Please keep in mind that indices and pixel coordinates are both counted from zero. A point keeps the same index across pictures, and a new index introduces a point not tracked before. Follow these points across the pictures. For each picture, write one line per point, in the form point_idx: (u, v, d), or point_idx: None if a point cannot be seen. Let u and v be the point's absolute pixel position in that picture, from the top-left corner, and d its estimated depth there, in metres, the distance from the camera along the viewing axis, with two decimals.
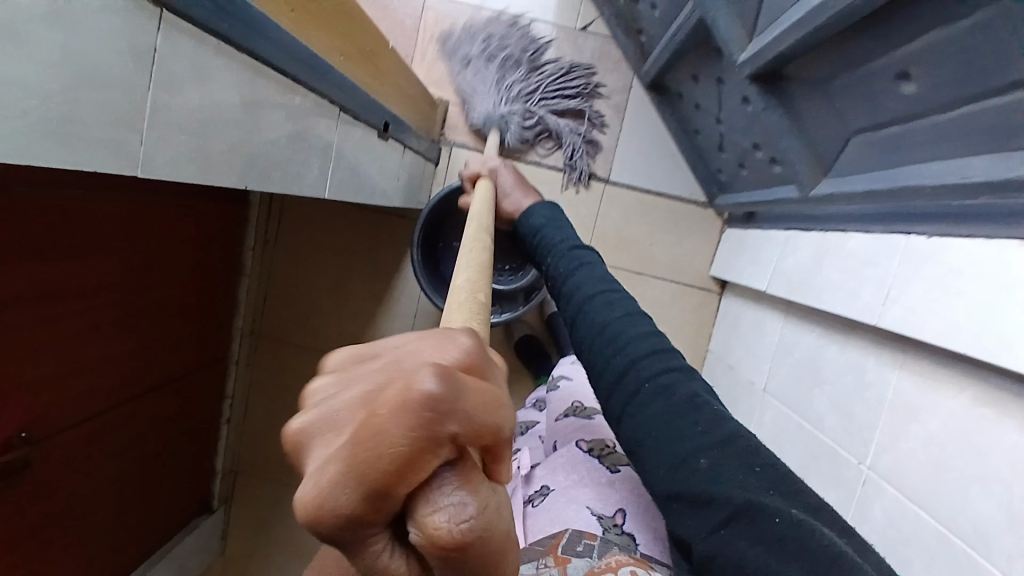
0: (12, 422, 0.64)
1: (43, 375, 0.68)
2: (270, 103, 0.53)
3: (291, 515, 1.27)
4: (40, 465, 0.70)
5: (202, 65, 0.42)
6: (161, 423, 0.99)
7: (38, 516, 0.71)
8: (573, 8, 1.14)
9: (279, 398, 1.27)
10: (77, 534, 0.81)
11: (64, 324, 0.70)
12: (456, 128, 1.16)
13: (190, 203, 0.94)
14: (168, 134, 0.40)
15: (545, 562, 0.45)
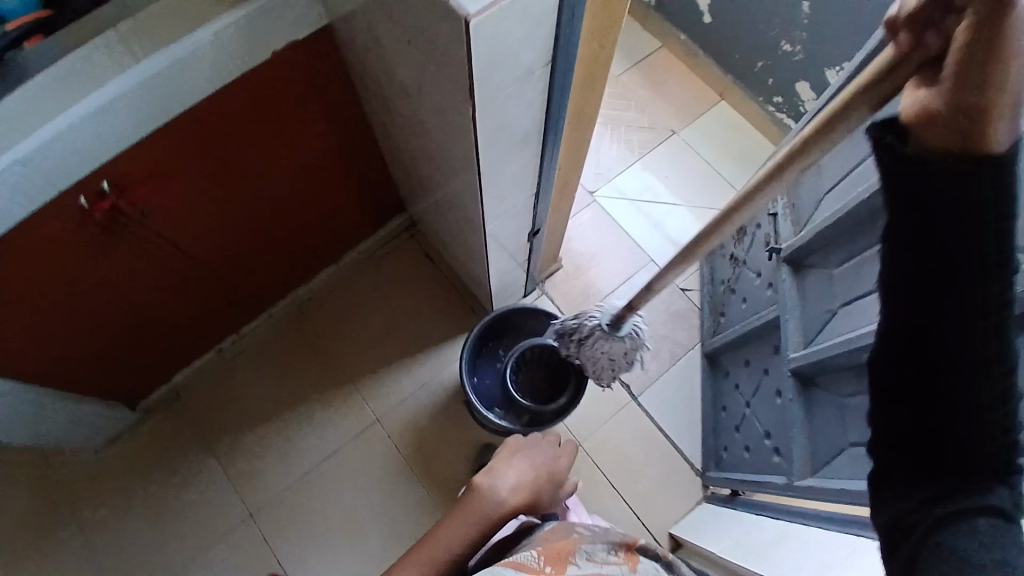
0: (144, 195, 0.82)
1: (186, 187, 0.87)
2: (528, 155, 0.75)
3: (180, 468, 1.26)
4: (117, 233, 0.85)
5: (534, 101, 0.64)
6: (180, 300, 1.09)
7: (71, 262, 0.83)
8: (684, 272, 1.43)
9: (267, 369, 1.33)
10: (63, 308, 0.91)
11: (231, 173, 0.91)
12: (554, 286, 1.40)
13: (350, 182, 1.16)
14: (495, 110, 0.61)
15: (617, 554, 0.62)
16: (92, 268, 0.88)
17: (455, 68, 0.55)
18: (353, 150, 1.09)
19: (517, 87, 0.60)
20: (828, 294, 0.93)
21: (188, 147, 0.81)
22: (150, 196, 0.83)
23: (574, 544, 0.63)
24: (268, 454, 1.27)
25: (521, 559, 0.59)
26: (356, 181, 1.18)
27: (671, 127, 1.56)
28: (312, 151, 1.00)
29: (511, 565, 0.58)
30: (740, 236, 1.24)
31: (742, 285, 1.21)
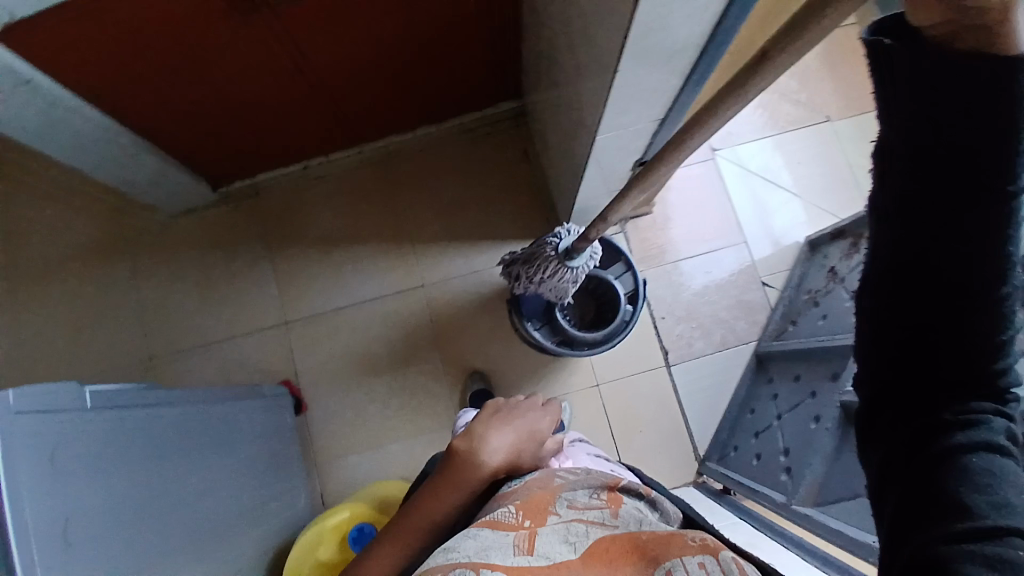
0: None
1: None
2: (670, 74, 0.68)
3: (238, 258, 1.35)
4: (246, 16, 0.84)
5: (705, 14, 0.57)
6: (284, 106, 1.10)
7: (197, 29, 0.84)
8: (773, 265, 1.33)
9: (342, 201, 1.37)
10: (180, 72, 0.93)
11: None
12: (635, 229, 1.35)
13: (479, 47, 1.11)
14: (661, 9, 0.54)
15: (600, 497, 0.65)
16: (215, 43, 0.88)
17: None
18: (494, 13, 1.03)
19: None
20: None
21: None
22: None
23: (554, 491, 0.65)
24: (318, 278, 1.33)
25: (498, 518, 0.61)
26: (485, 48, 1.12)
27: (827, 113, 1.40)
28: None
29: (489, 523, 0.60)
30: (851, 252, 1.13)
31: (828, 302, 1.13)
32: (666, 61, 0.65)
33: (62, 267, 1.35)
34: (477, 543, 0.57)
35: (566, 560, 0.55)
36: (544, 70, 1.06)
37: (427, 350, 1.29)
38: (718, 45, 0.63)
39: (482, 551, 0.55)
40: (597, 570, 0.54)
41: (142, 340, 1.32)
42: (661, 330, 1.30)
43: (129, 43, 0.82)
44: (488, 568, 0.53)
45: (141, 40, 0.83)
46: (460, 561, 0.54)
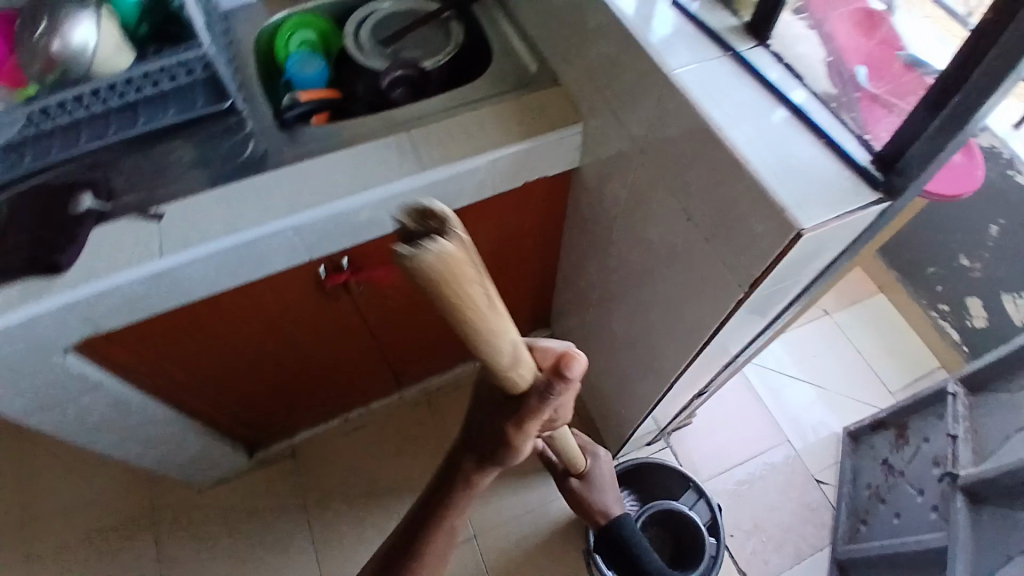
0: (367, 279, 0.88)
1: (396, 282, 0.93)
2: (745, 332, 0.75)
3: (275, 528, 1.26)
4: (322, 306, 0.90)
5: (786, 294, 0.65)
6: (336, 370, 1.12)
7: (277, 321, 0.88)
8: (821, 461, 1.34)
9: (383, 450, 1.34)
10: (245, 359, 0.95)
11: None
12: (680, 441, 1.36)
13: (521, 297, 1.20)
14: (760, 298, 0.61)
15: None
16: (288, 330, 0.92)
17: (735, 256, 0.56)
18: (538, 272, 1.13)
19: (786, 282, 0.59)
20: (1001, 544, 0.85)
21: None
22: (374, 280, 0.89)
23: None
24: (361, 540, 1.25)
25: None
26: (526, 298, 1.22)
27: (824, 309, 1.53)
28: (511, 267, 1.05)
29: None
30: (900, 443, 1.17)
31: (895, 499, 1.13)
32: (750, 322, 0.71)
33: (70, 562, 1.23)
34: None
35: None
36: (577, 309, 1.15)
37: None
38: (791, 306, 0.71)
39: None
40: None
41: None
42: (732, 549, 1.25)
43: (212, 343, 0.86)
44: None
45: (222, 338, 0.86)
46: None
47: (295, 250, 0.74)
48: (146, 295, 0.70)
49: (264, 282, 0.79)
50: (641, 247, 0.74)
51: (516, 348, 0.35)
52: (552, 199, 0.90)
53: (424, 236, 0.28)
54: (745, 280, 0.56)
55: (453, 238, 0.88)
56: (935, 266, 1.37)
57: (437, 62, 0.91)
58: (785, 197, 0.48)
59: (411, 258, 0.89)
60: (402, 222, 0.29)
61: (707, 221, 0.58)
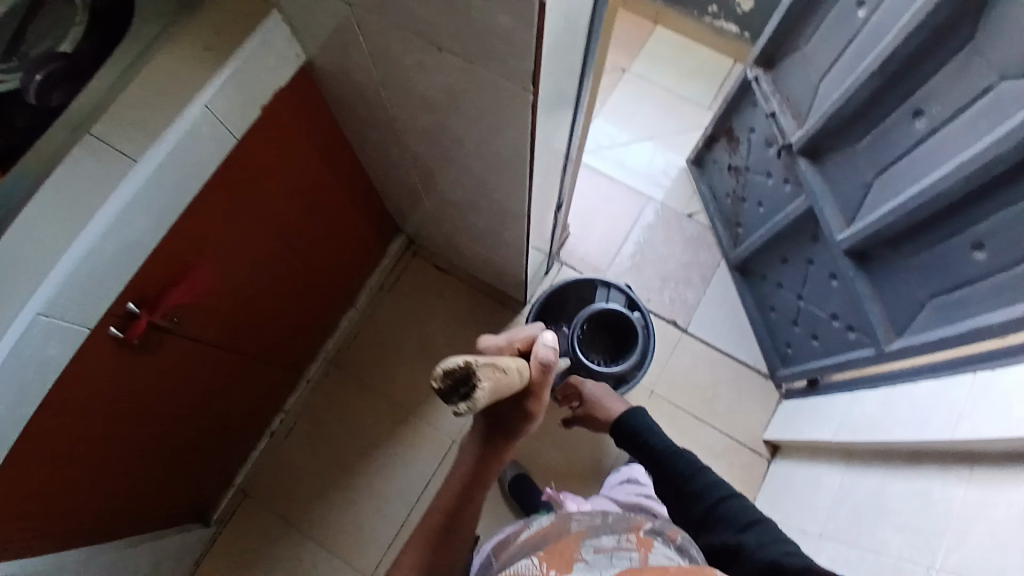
0: (179, 301, 0.75)
1: (213, 285, 0.81)
2: (559, 130, 0.73)
3: (279, 561, 1.21)
4: (155, 355, 0.77)
5: (571, 72, 0.61)
6: (225, 399, 1.02)
7: (118, 401, 0.75)
8: (683, 197, 1.44)
9: (326, 433, 1.29)
10: (122, 455, 0.82)
11: (250, 252, 0.85)
12: (570, 253, 1.40)
13: (353, 221, 1.11)
14: (552, 89, 0.57)
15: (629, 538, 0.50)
16: (140, 401, 0.80)
17: (504, 64, 0.50)
18: (350, 188, 1.03)
19: (566, 58, 0.55)
20: (853, 171, 0.96)
21: (208, 242, 0.75)
22: (184, 300, 0.76)
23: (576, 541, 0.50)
24: (361, 515, 1.24)
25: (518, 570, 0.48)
26: (359, 219, 1.13)
27: (620, 68, 1.55)
28: (317, 199, 0.94)
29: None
30: (734, 145, 1.27)
31: (752, 191, 1.24)
32: (557, 118, 0.68)
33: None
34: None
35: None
36: (411, 198, 1.08)
37: (504, 488, 1.23)
38: (585, 80, 0.68)
39: None
40: None
41: None
42: (657, 310, 1.35)
43: (68, 468, 0.73)
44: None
45: (75, 455, 0.73)
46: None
47: (64, 331, 0.60)
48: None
49: (61, 382, 0.65)
50: (422, 106, 0.67)
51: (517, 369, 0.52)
52: (308, 106, 0.78)
53: (458, 383, 0.43)
54: (527, 82, 0.51)
55: (236, 206, 0.76)
56: None
57: (74, 36, 0.69)
58: None
59: (209, 253, 0.76)
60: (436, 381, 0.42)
61: (458, 44, 0.51)
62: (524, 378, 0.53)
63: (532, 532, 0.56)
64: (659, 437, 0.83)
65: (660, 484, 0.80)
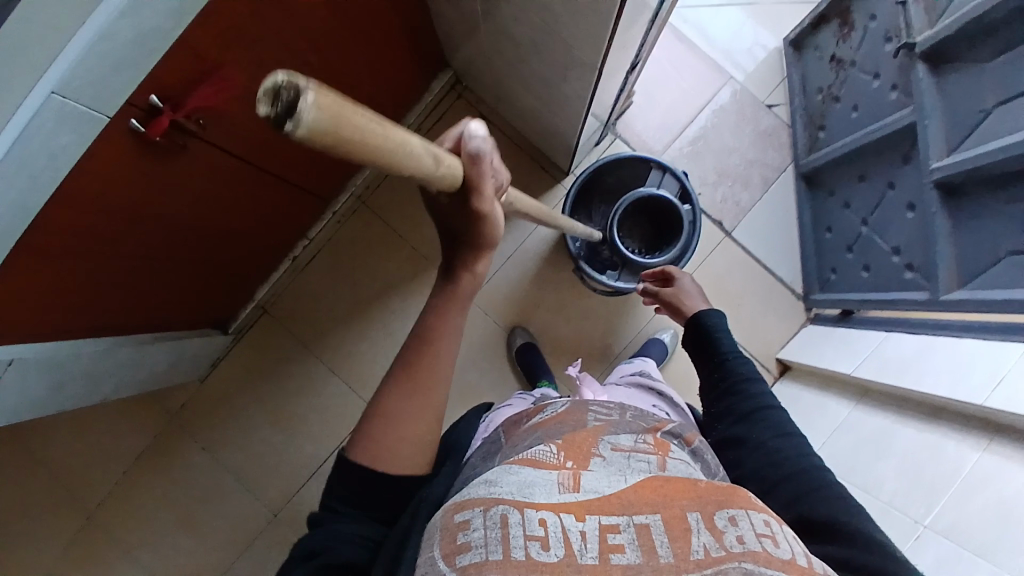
0: (200, 104, 0.69)
1: (239, 91, 0.74)
2: None
3: (290, 377, 1.28)
4: (175, 161, 0.73)
5: None
6: (246, 218, 0.99)
7: (134, 204, 0.73)
8: (766, 83, 1.28)
9: (346, 267, 1.29)
10: (141, 257, 0.82)
11: (281, 59, 0.76)
12: (627, 127, 1.27)
13: (395, 44, 0.99)
14: None
15: (648, 441, 0.49)
16: (157, 206, 0.77)
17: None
18: (397, 2, 0.90)
19: None
20: (980, 89, 0.82)
21: (234, 38, 0.66)
22: (207, 103, 0.69)
23: (595, 435, 0.49)
24: (373, 351, 1.28)
25: (533, 455, 0.45)
26: (403, 42, 1.01)
27: None
28: (356, 7, 0.82)
29: (527, 461, 0.45)
30: (845, 30, 1.08)
31: (849, 90, 1.09)
32: None
33: (130, 495, 1.24)
34: (520, 474, 0.43)
35: (618, 493, 0.42)
36: (467, 33, 0.95)
37: (511, 352, 1.26)
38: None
39: (525, 488, 0.41)
40: (651, 501, 0.41)
41: (249, 501, 1.24)
42: (705, 205, 1.27)
43: (84, 261, 0.73)
44: (533, 508, 0.40)
45: (90, 250, 0.72)
46: (501, 496, 0.40)
47: (71, 124, 0.55)
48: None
49: (74, 175, 0.61)
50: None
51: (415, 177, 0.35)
52: None
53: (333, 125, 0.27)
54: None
55: (267, 1, 0.66)
56: None
57: None
58: None
59: (235, 53, 0.68)
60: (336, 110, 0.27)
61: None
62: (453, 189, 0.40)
63: (548, 416, 0.54)
64: (731, 341, 0.76)
65: (703, 377, 0.75)
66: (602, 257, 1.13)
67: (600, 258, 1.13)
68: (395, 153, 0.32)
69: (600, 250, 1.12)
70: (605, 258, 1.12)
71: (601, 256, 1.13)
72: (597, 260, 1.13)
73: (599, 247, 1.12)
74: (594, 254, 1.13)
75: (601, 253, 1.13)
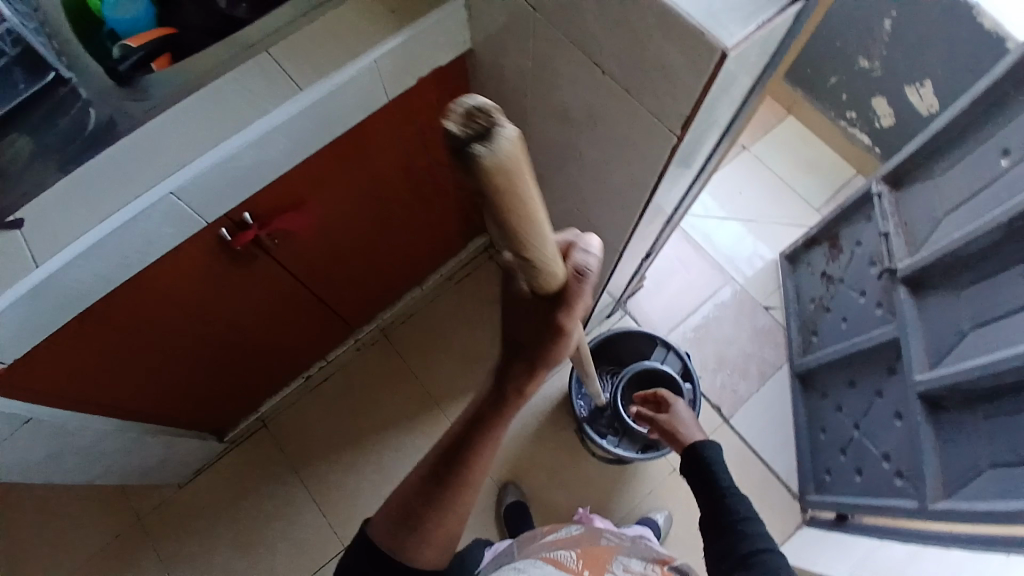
0: (279, 228, 0.81)
1: (314, 224, 0.86)
2: (677, 183, 0.74)
3: (270, 498, 1.25)
4: (243, 272, 0.83)
5: (711, 129, 0.62)
6: (281, 331, 1.07)
7: (195, 300, 0.81)
8: (765, 288, 1.42)
9: (354, 395, 1.33)
10: (180, 348, 0.89)
11: (354, 205, 0.90)
12: (637, 307, 1.40)
13: (448, 209, 1.15)
14: (690, 139, 0.58)
15: (650, 568, 0.57)
16: (213, 306, 0.86)
17: (659, 99, 0.52)
18: None
19: (710, 118, 0.57)
20: (953, 316, 0.92)
21: (324, 182, 0.80)
22: (285, 228, 0.82)
23: (609, 554, 0.59)
24: (361, 486, 1.26)
25: (557, 557, 0.57)
26: (454, 209, 1.17)
27: (740, 144, 1.55)
28: (426, 177, 0.98)
29: (552, 562, 0.57)
30: (834, 253, 1.24)
31: (839, 304, 1.21)
32: (680, 172, 0.69)
33: None
34: (544, 568, 0.55)
35: None
36: (509, 207, 1.12)
37: (499, 509, 1.22)
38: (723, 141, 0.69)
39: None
40: None
41: None
42: (705, 390, 1.33)
43: (133, 342, 0.80)
44: None
45: (142, 333, 0.79)
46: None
47: (179, 221, 0.66)
48: (34, 314, 0.62)
49: (160, 264, 0.71)
50: (558, 118, 0.70)
51: (553, 245, 0.37)
52: (448, 91, 0.83)
53: (477, 138, 0.29)
54: (676, 120, 0.52)
55: (359, 160, 0.81)
56: (836, 74, 1.36)
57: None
58: (698, 22, 0.45)
59: (321, 194, 0.82)
60: (450, 129, 0.30)
61: (621, 66, 0.53)
62: (555, 277, 0.39)
63: (563, 537, 0.64)
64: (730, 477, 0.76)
65: (701, 513, 0.75)
66: (604, 424, 1.16)
67: (602, 424, 1.16)
68: (534, 223, 0.34)
69: (602, 415, 1.15)
70: (607, 425, 1.16)
71: (604, 422, 1.16)
72: (599, 426, 1.16)
73: (603, 413, 1.15)
74: (597, 419, 1.16)
75: (604, 420, 1.16)
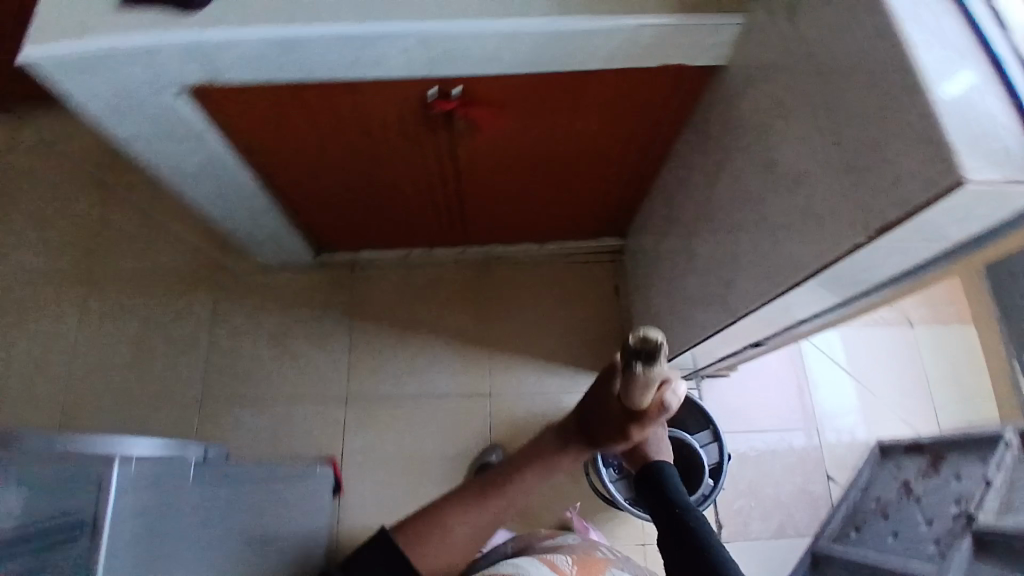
0: (471, 115, 0.88)
1: (497, 131, 0.93)
2: (831, 293, 0.71)
3: (321, 324, 1.38)
4: (423, 133, 0.92)
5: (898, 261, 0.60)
6: (415, 201, 1.17)
7: (377, 130, 0.91)
8: (839, 458, 1.33)
9: (432, 293, 1.41)
10: (341, 159, 1.00)
11: (538, 137, 0.96)
12: (709, 390, 1.36)
13: (608, 193, 1.18)
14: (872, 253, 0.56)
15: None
16: (385, 144, 0.96)
17: (870, 196, 0.52)
18: (636, 172, 1.09)
19: (904, 247, 0.55)
20: None
21: (528, 101, 0.86)
22: (475, 118, 0.89)
23: (602, 564, 0.84)
24: (388, 365, 1.35)
25: (556, 559, 0.83)
26: (613, 197, 1.19)
27: (907, 317, 1.44)
28: (608, 153, 1.02)
29: (553, 564, 0.82)
30: (928, 472, 1.18)
31: (900, 519, 1.15)
32: (841, 283, 0.67)
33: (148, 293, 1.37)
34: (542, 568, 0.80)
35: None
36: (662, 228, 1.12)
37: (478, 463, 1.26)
38: (901, 286, 0.66)
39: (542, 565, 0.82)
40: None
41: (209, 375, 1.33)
42: (720, 502, 1.28)
43: (315, 131, 0.92)
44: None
45: (325, 129, 0.91)
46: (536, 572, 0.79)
47: (410, 58, 0.74)
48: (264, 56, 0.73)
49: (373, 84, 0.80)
50: (762, 169, 0.70)
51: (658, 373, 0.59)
52: (681, 89, 0.85)
53: (641, 349, 0.58)
54: (874, 223, 0.52)
55: (568, 102, 0.86)
56: None
57: None
58: (957, 142, 0.44)
59: (520, 111, 0.88)
60: (633, 340, 0.58)
61: (855, 149, 0.53)
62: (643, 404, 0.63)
63: (560, 551, 0.87)
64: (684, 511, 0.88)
65: None
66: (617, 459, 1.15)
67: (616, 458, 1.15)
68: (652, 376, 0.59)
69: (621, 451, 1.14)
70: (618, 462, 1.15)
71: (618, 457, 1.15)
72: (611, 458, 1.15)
73: None
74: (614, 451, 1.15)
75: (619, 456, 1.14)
